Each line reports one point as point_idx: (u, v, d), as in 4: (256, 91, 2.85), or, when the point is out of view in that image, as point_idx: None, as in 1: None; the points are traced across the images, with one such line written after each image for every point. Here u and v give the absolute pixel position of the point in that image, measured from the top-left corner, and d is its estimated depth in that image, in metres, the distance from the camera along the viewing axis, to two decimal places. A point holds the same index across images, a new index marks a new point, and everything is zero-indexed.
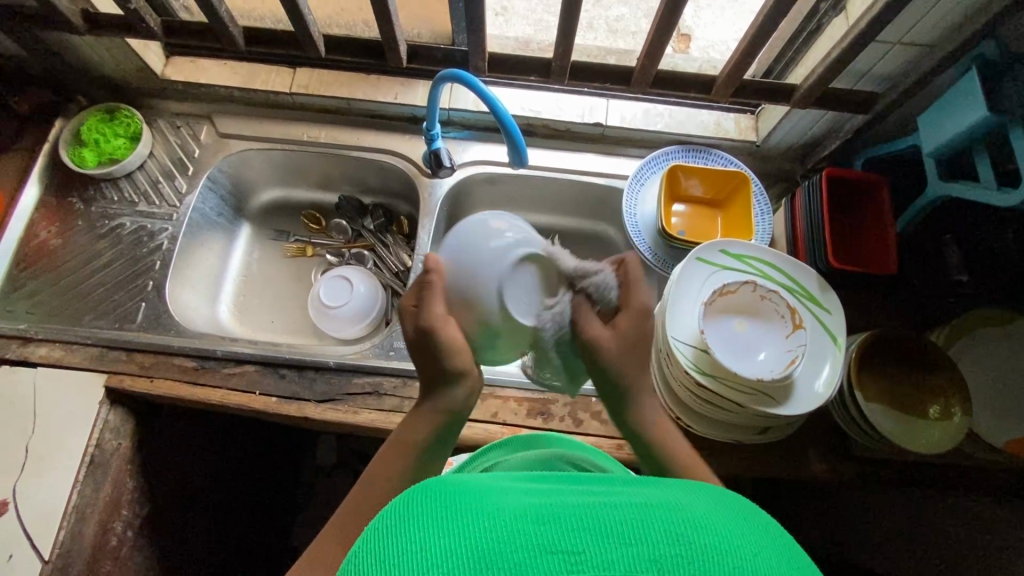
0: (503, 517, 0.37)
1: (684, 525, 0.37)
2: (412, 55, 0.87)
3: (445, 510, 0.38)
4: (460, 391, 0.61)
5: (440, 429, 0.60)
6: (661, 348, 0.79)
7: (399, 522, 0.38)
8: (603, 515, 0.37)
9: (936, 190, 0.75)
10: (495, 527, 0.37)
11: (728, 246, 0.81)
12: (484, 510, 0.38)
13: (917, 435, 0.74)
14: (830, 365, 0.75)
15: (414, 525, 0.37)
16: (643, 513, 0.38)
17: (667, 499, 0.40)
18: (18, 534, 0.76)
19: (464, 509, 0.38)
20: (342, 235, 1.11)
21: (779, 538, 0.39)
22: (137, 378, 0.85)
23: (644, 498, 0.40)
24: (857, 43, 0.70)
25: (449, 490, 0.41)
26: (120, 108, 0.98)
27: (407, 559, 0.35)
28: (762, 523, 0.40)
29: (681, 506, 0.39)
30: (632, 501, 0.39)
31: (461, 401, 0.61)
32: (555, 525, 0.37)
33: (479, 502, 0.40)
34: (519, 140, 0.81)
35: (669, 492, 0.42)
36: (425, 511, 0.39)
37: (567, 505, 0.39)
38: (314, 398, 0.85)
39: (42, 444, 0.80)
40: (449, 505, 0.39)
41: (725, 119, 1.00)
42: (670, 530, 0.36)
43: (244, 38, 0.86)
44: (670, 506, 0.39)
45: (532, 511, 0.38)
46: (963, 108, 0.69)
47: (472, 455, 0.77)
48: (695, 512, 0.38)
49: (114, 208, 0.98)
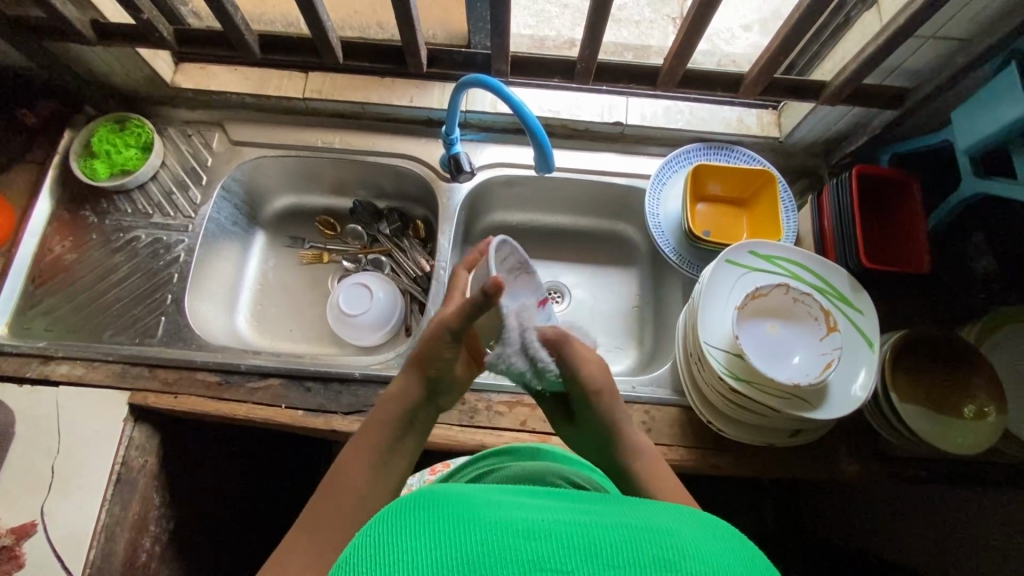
0: (494, 526, 0.36)
1: (676, 552, 0.35)
2: (432, 59, 0.85)
3: (438, 514, 0.37)
4: (408, 388, 0.64)
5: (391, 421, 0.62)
6: (694, 352, 0.78)
7: (389, 526, 0.37)
8: (593, 534, 0.36)
9: (971, 186, 0.74)
10: (485, 537, 0.35)
11: (757, 248, 0.79)
12: (477, 517, 0.37)
13: (952, 435, 0.73)
14: (866, 368, 0.74)
15: (402, 529, 0.36)
16: (633, 536, 0.36)
17: (660, 522, 0.38)
18: (47, 555, 0.75)
19: (457, 515, 0.37)
20: (357, 241, 1.10)
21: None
22: (161, 394, 0.84)
23: (636, 518, 0.38)
24: (894, 39, 0.68)
25: (443, 496, 0.39)
26: (130, 117, 0.96)
27: (392, 565, 0.33)
28: (755, 559, 0.37)
29: (675, 531, 0.37)
30: (625, 522, 0.37)
31: (410, 397, 0.63)
32: (545, 543, 0.35)
33: (471, 508, 0.38)
34: (545, 142, 0.79)
35: (665, 513, 0.40)
36: (415, 514, 0.37)
37: (558, 519, 0.37)
38: (340, 410, 0.84)
39: (68, 464, 0.79)
40: (441, 510, 0.37)
41: (747, 115, 0.98)
42: (658, 557, 0.34)
43: (259, 45, 0.84)
44: (662, 531, 0.37)
45: (524, 522, 0.37)
46: (1001, 104, 0.67)
47: (470, 457, 0.77)
48: (689, 539, 0.36)
49: (128, 221, 0.96)
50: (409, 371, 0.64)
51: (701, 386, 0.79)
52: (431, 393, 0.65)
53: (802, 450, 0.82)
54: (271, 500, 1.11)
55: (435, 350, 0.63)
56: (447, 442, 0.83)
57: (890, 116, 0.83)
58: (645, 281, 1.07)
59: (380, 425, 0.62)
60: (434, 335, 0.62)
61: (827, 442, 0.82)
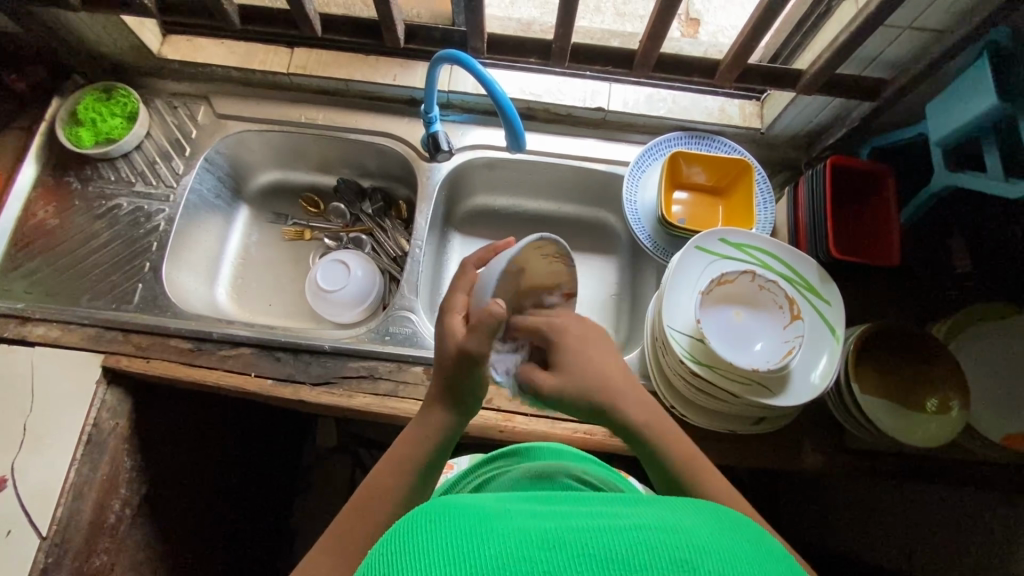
0: (504, 539, 0.36)
1: (688, 551, 0.35)
2: (410, 36, 0.85)
3: (448, 533, 0.37)
4: (441, 413, 0.59)
5: (428, 451, 0.58)
6: (658, 337, 0.78)
7: (399, 547, 0.37)
8: (603, 539, 0.36)
9: (944, 180, 0.73)
10: (499, 551, 0.35)
11: (727, 236, 0.80)
12: (487, 530, 0.37)
13: (913, 428, 0.73)
14: (828, 356, 0.74)
15: (413, 549, 0.36)
16: (644, 536, 0.36)
17: (671, 520, 0.38)
18: (17, 510, 0.77)
19: (465, 527, 0.37)
20: (340, 219, 1.11)
21: (779, 565, 0.38)
22: (134, 358, 0.85)
23: (646, 518, 0.39)
24: (866, 26, 0.68)
25: (449, 509, 0.40)
26: (117, 86, 0.97)
27: None
28: (764, 552, 0.38)
29: (680, 527, 0.38)
30: (634, 522, 0.38)
31: (443, 425, 0.59)
32: (558, 553, 0.35)
33: (477, 520, 0.38)
34: (517, 123, 0.79)
35: (669, 509, 0.40)
36: (424, 534, 0.37)
37: (568, 527, 0.38)
38: (309, 381, 0.85)
39: (38, 424, 0.80)
40: (448, 524, 0.38)
41: (730, 105, 0.98)
42: (673, 558, 0.35)
43: (241, 16, 0.84)
44: (673, 530, 0.37)
45: (535, 534, 0.37)
46: (975, 96, 0.67)
47: (483, 458, 0.79)
48: (696, 535, 0.37)
49: (111, 188, 0.97)
50: (439, 390, 0.59)
51: (667, 372, 0.79)
52: (463, 419, 0.60)
53: (766, 441, 0.82)
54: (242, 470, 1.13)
55: (466, 379, 0.57)
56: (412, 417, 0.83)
57: (867, 108, 0.82)
58: (625, 268, 1.07)
59: (409, 449, 0.58)
60: (457, 352, 0.55)
61: (792, 431, 0.82)
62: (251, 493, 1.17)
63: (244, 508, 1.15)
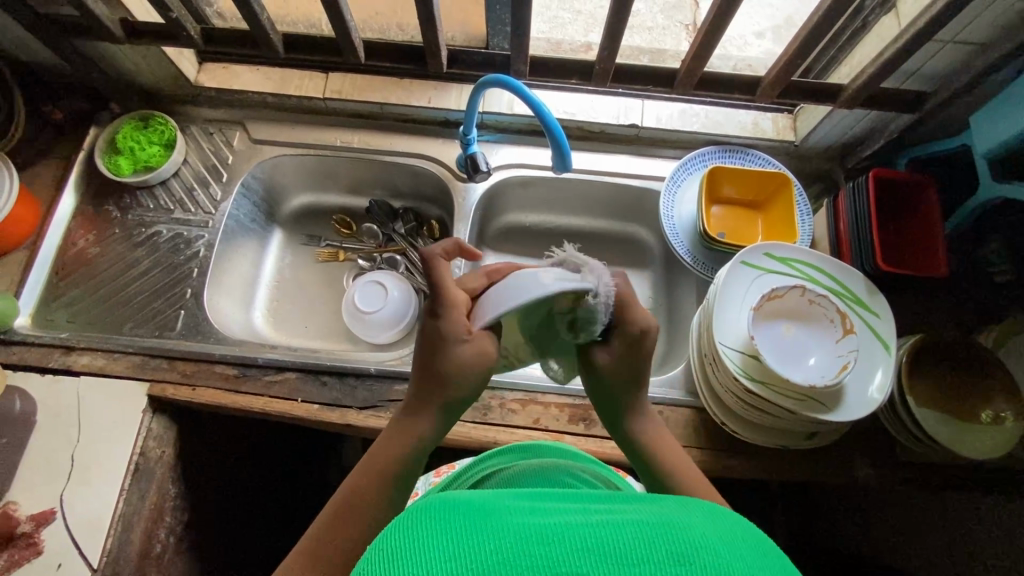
0: (502, 532, 0.35)
1: (686, 545, 0.34)
2: (452, 59, 0.86)
3: (447, 530, 0.35)
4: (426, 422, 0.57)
5: (412, 457, 0.57)
6: (707, 353, 0.78)
7: (395, 538, 0.35)
8: (601, 534, 0.35)
9: (989, 190, 0.74)
10: (496, 543, 0.34)
11: (772, 250, 0.79)
12: (487, 525, 0.36)
13: (970, 441, 0.73)
14: (882, 370, 0.74)
15: (413, 541, 0.35)
16: (641, 532, 0.35)
17: (671, 517, 0.37)
18: (65, 543, 0.76)
19: (468, 523, 0.36)
20: (372, 240, 1.11)
21: (780, 561, 0.37)
22: (179, 386, 0.85)
23: (647, 515, 0.37)
24: (913, 43, 0.68)
25: (453, 506, 0.38)
26: (154, 115, 0.98)
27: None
28: (765, 549, 0.37)
29: (683, 524, 0.36)
30: (634, 519, 0.36)
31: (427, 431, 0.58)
32: (553, 548, 0.34)
33: (481, 516, 0.37)
34: (563, 143, 0.79)
35: (671, 508, 0.39)
36: (426, 529, 0.36)
37: (565, 522, 0.36)
38: (355, 405, 0.84)
39: (86, 454, 0.80)
40: (451, 518, 0.37)
41: (763, 119, 0.99)
42: (671, 551, 0.34)
43: (283, 44, 0.86)
44: (675, 526, 0.36)
45: (533, 529, 0.35)
46: (1022, 108, 0.67)
47: (475, 458, 0.77)
48: (697, 531, 0.36)
49: (149, 216, 0.98)
50: (421, 387, 0.58)
51: (715, 387, 0.79)
52: (443, 423, 0.59)
53: (816, 455, 0.82)
54: (274, 492, 1.13)
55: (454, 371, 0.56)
56: (459, 439, 0.83)
57: (907, 120, 0.83)
58: (658, 282, 1.07)
59: (390, 454, 0.56)
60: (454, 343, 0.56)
61: (842, 445, 0.82)
62: (287, 516, 1.16)
63: (280, 533, 1.14)
